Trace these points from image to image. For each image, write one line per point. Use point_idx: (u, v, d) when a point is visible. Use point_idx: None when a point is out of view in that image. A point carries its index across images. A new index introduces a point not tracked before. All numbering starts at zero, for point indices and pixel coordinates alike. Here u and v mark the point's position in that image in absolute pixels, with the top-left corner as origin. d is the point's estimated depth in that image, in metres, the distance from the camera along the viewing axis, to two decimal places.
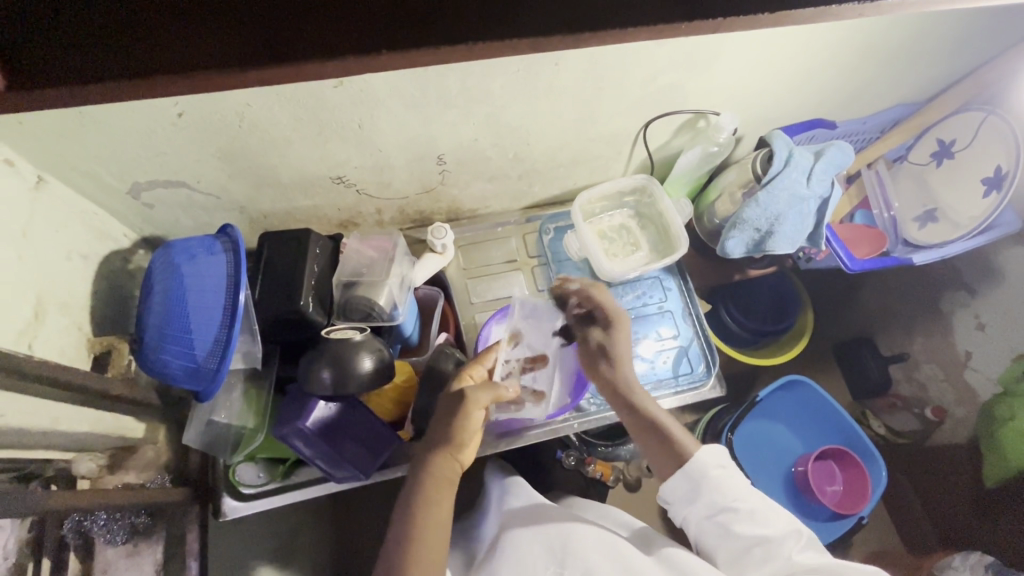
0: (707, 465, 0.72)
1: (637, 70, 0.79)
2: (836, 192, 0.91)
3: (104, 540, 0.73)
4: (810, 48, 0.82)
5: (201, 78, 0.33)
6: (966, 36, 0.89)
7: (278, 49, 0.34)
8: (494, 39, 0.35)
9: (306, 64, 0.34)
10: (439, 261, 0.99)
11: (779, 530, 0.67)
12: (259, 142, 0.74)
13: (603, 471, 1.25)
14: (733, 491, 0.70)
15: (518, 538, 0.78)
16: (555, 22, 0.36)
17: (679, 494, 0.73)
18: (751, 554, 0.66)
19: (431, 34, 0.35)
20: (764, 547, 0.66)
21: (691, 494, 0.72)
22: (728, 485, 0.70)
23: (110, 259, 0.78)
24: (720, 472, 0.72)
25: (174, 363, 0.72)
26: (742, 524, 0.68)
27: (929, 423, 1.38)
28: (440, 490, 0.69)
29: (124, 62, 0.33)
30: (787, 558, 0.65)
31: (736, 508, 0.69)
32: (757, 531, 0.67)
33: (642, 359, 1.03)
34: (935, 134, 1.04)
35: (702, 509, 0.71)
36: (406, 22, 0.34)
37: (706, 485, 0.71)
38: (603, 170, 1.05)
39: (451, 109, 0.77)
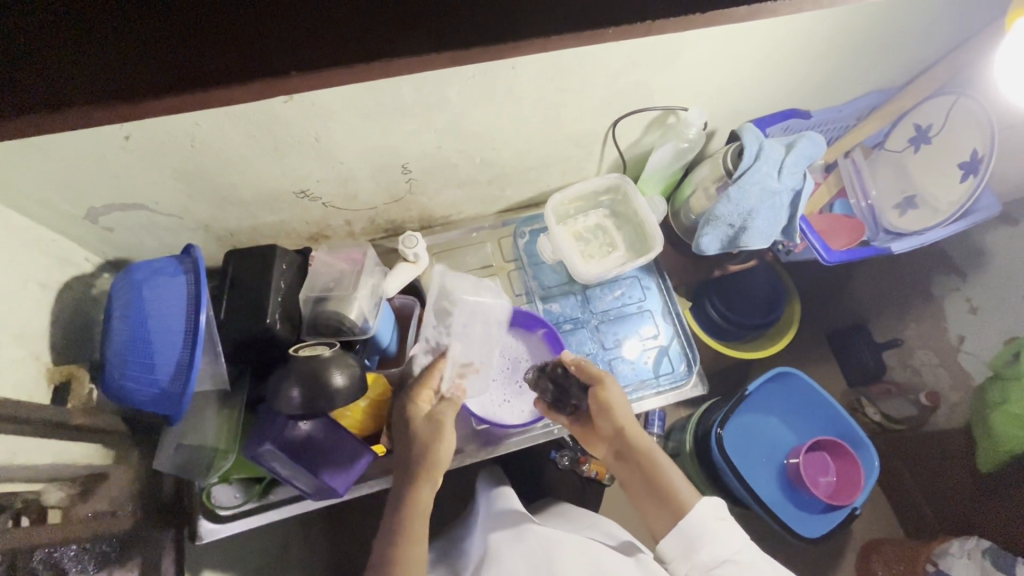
0: (706, 516, 0.68)
1: (597, 71, 0.77)
2: (810, 185, 0.88)
3: (79, 569, 0.66)
4: (772, 41, 0.80)
5: (116, 111, 0.33)
6: (932, 22, 0.87)
7: (187, 75, 0.33)
8: (408, 54, 0.34)
9: (210, 89, 0.33)
10: (412, 270, 0.98)
11: None
12: (214, 161, 0.73)
13: (598, 469, 1.21)
14: (733, 544, 0.66)
15: (502, 554, 0.76)
16: (468, 34, 0.35)
17: (679, 550, 0.67)
18: None
19: (346, 48, 0.34)
20: None
21: (688, 551, 0.67)
22: (728, 537, 0.67)
23: (71, 284, 0.77)
24: (719, 524, 0.68)
25: (138, 389, 0.71)
26: None
27: (924, 408, 1.37)
28: (420, 521, 0.71)
29: (25, 96, 0.31)
30: None
31: (736, 559, 0.65)
32: None
33: (623, 360, 1.02)
34: (911, 120, 1.03)
35: (703, 563, 0.65)
36: (317, 40, 0.33)
37: (708, 537, 0.67)
38: (575, 171, 1.04)
39: (410, 118, 0.76)
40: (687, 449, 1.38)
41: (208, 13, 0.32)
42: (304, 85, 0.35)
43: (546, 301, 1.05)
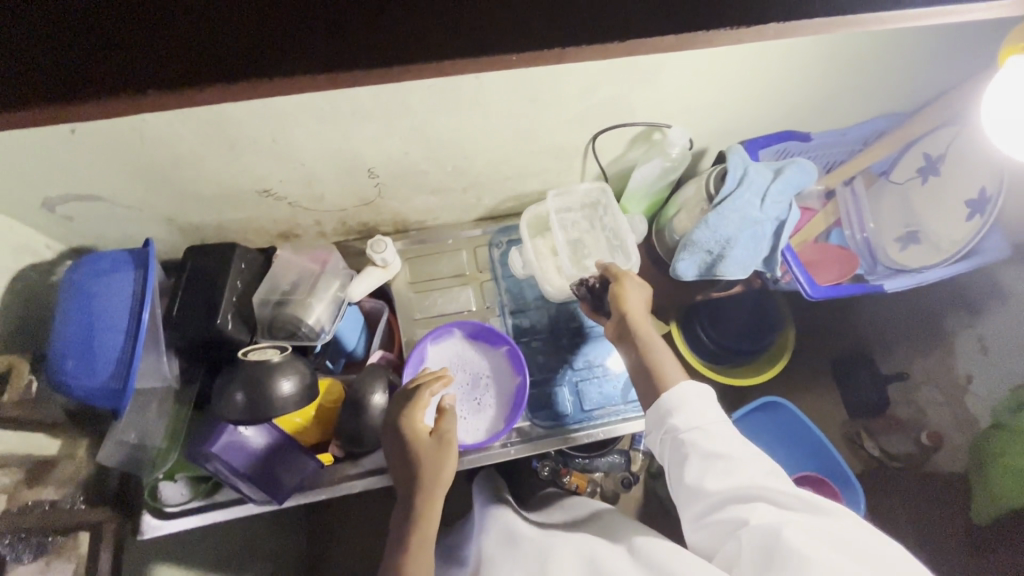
0: (683, 395, 0.69)
1: (569, 84, 0.74)
2: (796, 215, 0.83)
3: (11, 559, 0.67)
4: (758, 61, 0.75)
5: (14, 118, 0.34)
6: (935, 48, 0.82)
7: (67, 89, 0.33)
8: (306, 76, 0.35)
9: (81, 104, 0.34)
10: (380, 275, 0.95)
11: (746, 455, 0.64)
12: (168, 157, 0.72)
13: (579, 483, 1.16)
14: (706, 416, 0.67)
15: (498, 563, 0.76)
16: (361, 56, 0.35)
17: (658, 425, 0.71)
18: (714, 470, 0.63)
19: (245, 66, 0.34)
20: (725, 464, 0.63)
21: (661, 419, 0.70)
22: (704, 412, 0.68)
23: (27, 272, 0.77)
24: (699, 399, 0.69)
25: (75, 384, 0.70)
26: (704, 447, 0.64)
27: (925, 448, 1.31)
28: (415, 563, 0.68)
29: None
30: (747, 481, 0.61)
31: (704, 429, 0.66)
32: (717, 450, 0.64)
33: (590, 382, 0.98)
34: (921, 148, 0.96)
35: (671, 428, 0.68)
36: (201, 59, 0.34)
37: (680, 408, 0.69)
38: (556, 183, 1.00)
39: (370, 123, 0.73)
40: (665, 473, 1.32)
41: (110, 28, 0.34)
42: (210, 98, 0.35)
43: (517, 315, 1.02)
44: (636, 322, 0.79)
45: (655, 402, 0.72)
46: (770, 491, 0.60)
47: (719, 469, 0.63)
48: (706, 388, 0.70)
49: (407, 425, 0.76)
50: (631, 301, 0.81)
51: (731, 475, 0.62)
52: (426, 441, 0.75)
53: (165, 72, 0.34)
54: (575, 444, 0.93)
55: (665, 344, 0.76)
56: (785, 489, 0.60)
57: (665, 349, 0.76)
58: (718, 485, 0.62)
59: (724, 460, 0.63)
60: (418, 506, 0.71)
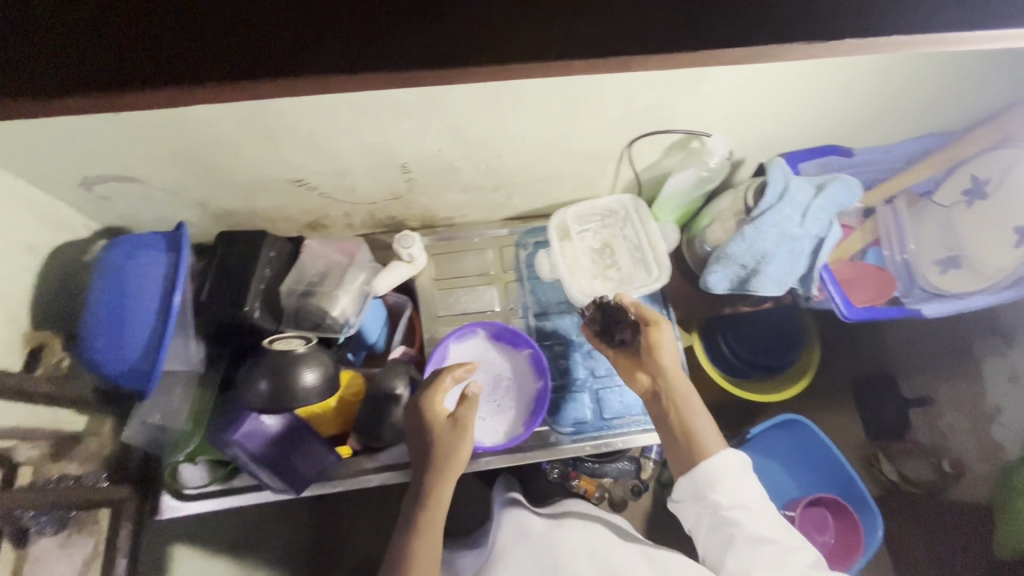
0: (728, 468, 0.68)
1: (611, 88, 0.72)
2: (837, 233, 0.81)
3: (38, 531, 0.71)
4: (809, 73, 0.73)
5: None
6: (991, 67, 0.79)
7: None
8: None
9: None
10: (406, 271, 0.94)
11: (789, 538, 0.65)
12: (206, 143, 0.72)
13: (587, 487, 1.17)
14: (748, 493, 0.68)
15: (508, 553, 0.76)
16: None
17: (690, 496, 0.70)
18: (760, 553, 0.64)
19: None
20: (772, 549, 0.64)
21: (700, 493, 0.69)
22: (745, 488, 0.68)
23: (62, 249, 0.78)
24: (741, 470, 0.69)
25: (107, 363, 0.71)
26: (749, 528, 0.65)
27: (946, 476, 1.27)
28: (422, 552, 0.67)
29: None
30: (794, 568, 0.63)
31: (748, 506, 0.67)
32: (763, 533, 0.65)
33: (611, 390, 0.97)
34: (968, 171, 0.93)
35: (712, 504, 0.68)
36: None
37: (724, 484, 0.68)
38: (588, 186, 0.98)
39: (407, 119, 0.73)
40: None
41: None
42: None
43: (540, 318, 1.01)
44: (673, 376, 0.76)
45: (690, 470, 0.70)
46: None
47: (765, 556, 0.63)
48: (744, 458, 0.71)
49: (428, 407, 0.76)
50: (664, 348, 0.78)
51: (778, 561, 0.63)
52: (443, 424, 0.75)
53: None
54: (595, 452, 0.93)
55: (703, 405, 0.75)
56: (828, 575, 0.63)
57: (701, 412, 0.74)
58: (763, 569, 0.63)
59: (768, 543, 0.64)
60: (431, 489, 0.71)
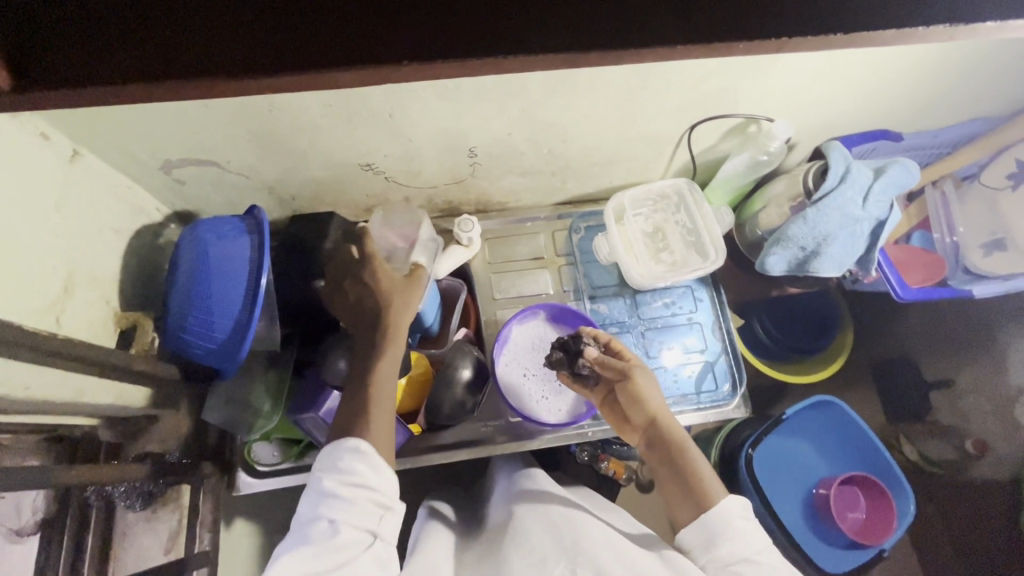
0: (730, 515, 0.67)
1: (686, 73, 0.73)
2: (895, 215, 0.84)
3: (124, 505, 0.76)
4: (878, 58, 0.74)
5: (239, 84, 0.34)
6: None
7: (302, 61, 0.34)
8: (529, 54, 0.35)
9: (311, 73, 0.34)
10: (464, 254, 0.97)
11: None
12: (288, 127, 0.73)
13: (616, 469, 1.15)
14: (756, 545, 0.66)
15: (525, 528, 0.72)
16: (586, 36, 0.35)
17: (696, 537, 0.68)
18: None
19: (468, 41, 0.35)
20: None
21: (705, 543, 0.67)
22: (751, 537, 0.66)
23: (141, 233, 0.79)
24: (745, 523, 0.67)
25: (196, 343, 0.73)
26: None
27: (967, 456, 1.29)
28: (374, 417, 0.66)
29: (155, 65, 0.33)
30: None
31: (754, 561, 0.64)
32: None
33: (665, 370, 0.99)
34: (1014, 155, 0.94)
35: (723, 554, 0.65)
36: (430, 33, 0.34)
37: (729, 534, 0.66)
38: (641, 171, 1.00)
39: (485, 103, 0.74)
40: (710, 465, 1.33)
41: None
42: (414, 75, 0.35)
43: (594, 300, 1.03)
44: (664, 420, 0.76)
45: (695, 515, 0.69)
46: None
47: None
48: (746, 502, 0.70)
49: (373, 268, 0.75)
50: (648, 393, 0.77)
51: None
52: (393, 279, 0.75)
53: (401, 43, 0.34)
54: None
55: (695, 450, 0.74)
56: None
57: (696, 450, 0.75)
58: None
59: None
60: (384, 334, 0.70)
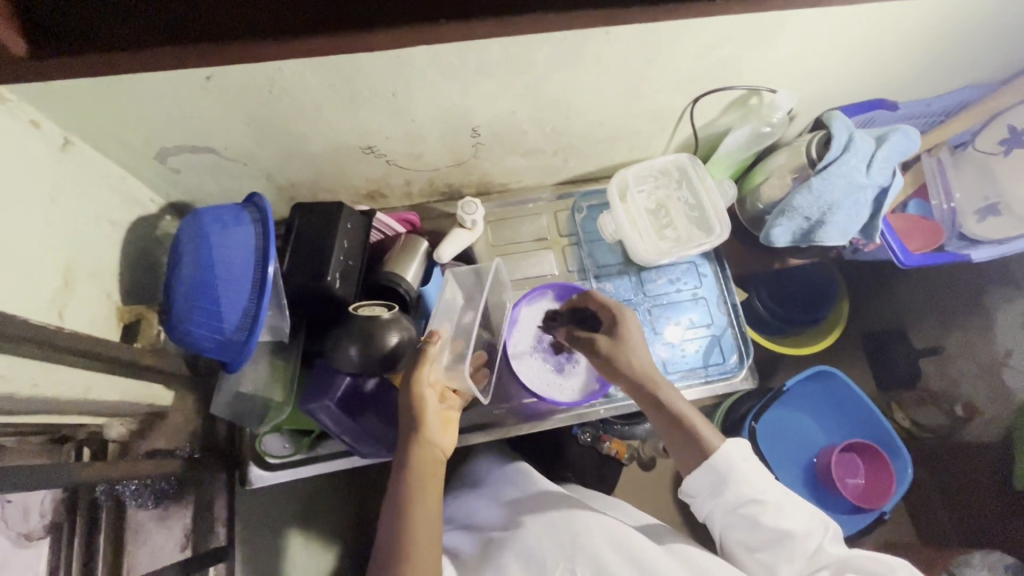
0: (732, 458, 0.68)
1: (692, 43, 0.73)
2: (898, 182, 0.84)
3: (135, 504, 0.75)
4: (882, 22, 0.74)
5: None
6: None
7: None
8: None
9: None
10: (468, 237, 0.94)
11: (803, 525, 0.65)
12: (289, 109, 0.71)
13: (618, 449, 1.16)
14: (760, 484, 0.67)
15: (524, 529, 0.74)
16: None
17: (729, 511, 0.68)
18: (777, 545, 0.65)
19: None
20: (789, 543, 0.64)
21: (714, 487, 0.69)
22: (754, 479, 0.67)
23: (137, 224, 0.77)
24: (747, 464, 0.68)
25: (203, 335, 0.71)
26: (767, 518, 0.65)
27: (958, 419, 1.31)
28: (423, 529, 0.65)
29: None
30: (814, 549, 0.64)
31: (762, 499, 0.66)
32: (779, 525, 0.65)
33: (671, 346, 1.00)
34: (1006, 120, 0.96)
35: (727, 501, 0.68)
36: None
37: (735, 477, 0.67)
38: (643, 147, 0.99)
39: (491, 79, 0.72)
40: None
41: None
42: None
43: (600, 279, 1.03)
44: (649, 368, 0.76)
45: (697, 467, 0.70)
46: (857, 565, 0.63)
47: (784, 546, 0.65)
48: (745, 441, 0.71)
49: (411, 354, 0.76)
50: (636, 350, 0.76)
51: (791, 552, 0.65)
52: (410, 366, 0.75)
53: None
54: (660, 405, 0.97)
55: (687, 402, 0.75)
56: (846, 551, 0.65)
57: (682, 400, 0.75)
58: (800, 564, 0.65)
59: (812, 548, 0.64)
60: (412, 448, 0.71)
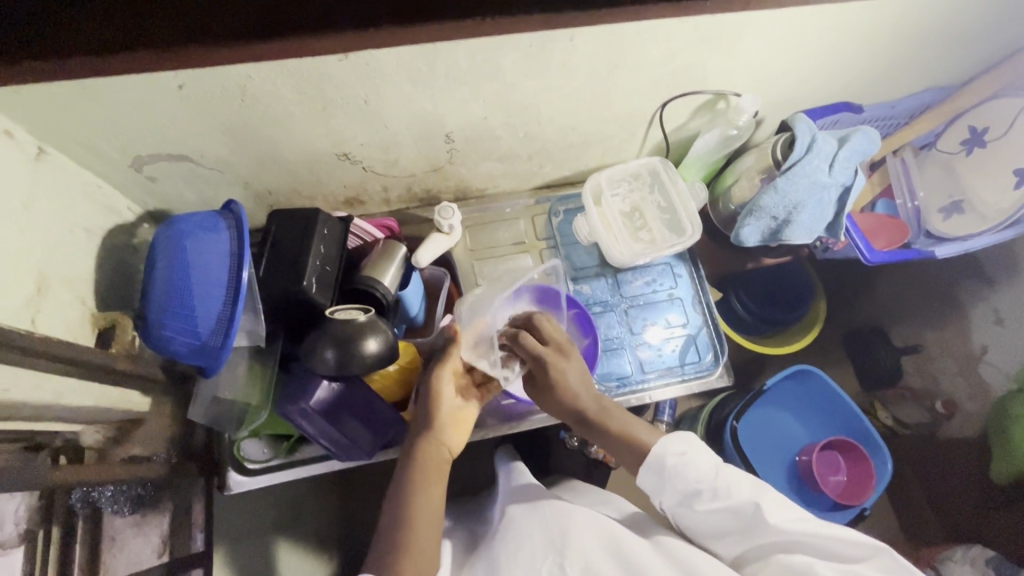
0: (663, 453, 0.68)
1: (654, 49, 0.75)
2: (860, 181, 0.87)
3: (111, 510, 0.74)
4: (840, 26, 0.77)
5: None
6: (991, 19, 0.84)
7: None
8: None
9: None
10: (445, 242, 0.95)
11: (743, 502, 0.64)
12: (262, 116, 0.72)
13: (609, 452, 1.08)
14: (695, 473, 0.66)
15: (517, 528, 0.74)
16: None
17: (677, 503, 0.68)
18: (725, 527, 0.66)
19: None
20: (734, 520, 0.65)
21: (659, 484, 0.69)
22: (687, 470, 0.67)
23: (114, 232, 0.78)
24: (678, 460, 0.68)
25: (178, 340, 0.72)
26: (705, 505, 0.66)
27: (937, 416, 1.32)
28: (422, 515, 0.68)
29: None
30: (756, 527, 0.63)
31: (699, 490, 0.66)
32: (718, 507, 0.65)
33: (648, 346, 1.01)
34: (967, 121, 1.00)
35: (671, 497, 0.68)
36: None
37: (668, 473, 0.68)
38: (616, 152, 1.02)
39: (460, 85, 0.74)
40: (696, 439, 1.34)
41: None
42: None
43: (577, 282, 1.05)
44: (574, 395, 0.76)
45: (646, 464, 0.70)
46: (812, 542, 0.61)
47: (729, 527, 0.65)
48: (683, 432, 0.70)
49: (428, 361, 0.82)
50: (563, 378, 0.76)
51: (742, 529, 0.64)
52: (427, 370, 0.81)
53: None
54: (637, 404, 0.98)
55: (618, 406, 0.77)
56: (799, 517, 0.63)
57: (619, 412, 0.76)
58: (749, 541, 0.65)
59: (757, 526, 0.63)
60: (421, 443, 0.74)
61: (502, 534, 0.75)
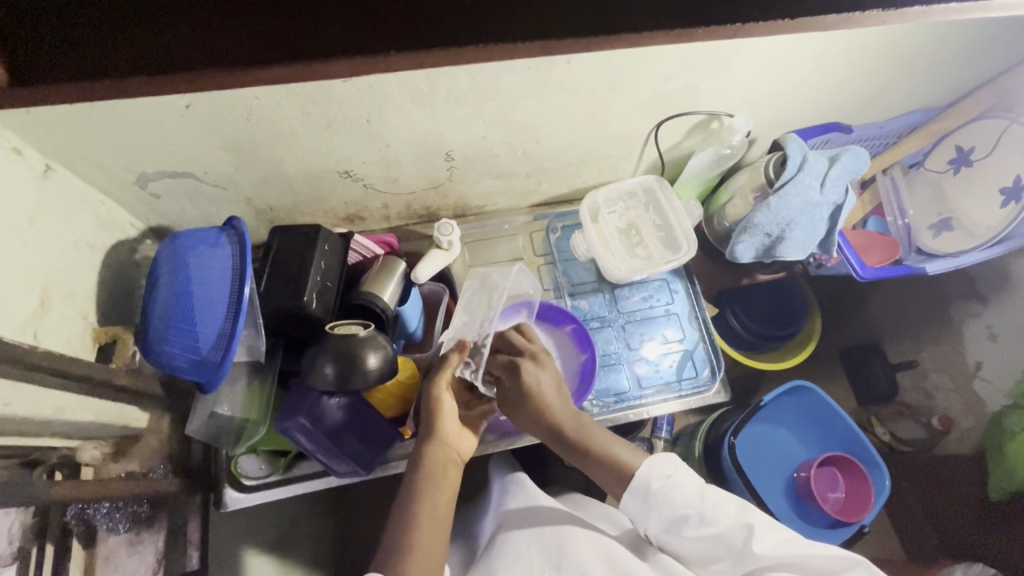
0: (649, 477, 0.68)
1: (649, 73, 0.78)
2: (851, 200, 0.89)
3: (106, 528, 0.73)
4: (828, 50, 0.80)
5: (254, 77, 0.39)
6: (973, 46, 0.87)
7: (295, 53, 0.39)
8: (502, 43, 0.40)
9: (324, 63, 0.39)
10: (444, 258, 0.96)
11: (731, 527, 0.65)
12: (266, 135, 0.74)
13: None
14: (681, 497, 0.66)
15: (515, 544, 0.74)
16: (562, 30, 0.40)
17: (663, 530, 0.67)
18: (712, 552, 0.65)
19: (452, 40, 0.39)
20: (720, 546, 0.65)
21: (644, 510, 0.67)
22: (673, 495, 0.66)
23: (117, 248, 0.78)
24: (664, 484, 0.67)
25: (179, 356, 0.72)
26: (693, 530, 0.65)
27: (935, 433, 1.30)
28: (426, 523, 0.67)
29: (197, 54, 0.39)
30: (742, 549, 0.64)
31: (687, 515, 0.65)
32: (709, 534, 0.65)
33: (646, 361, 1.02)
34: (953, 141, 1.03)
35: (657, 524, 0.67)
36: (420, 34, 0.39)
37: (654, 499, 0.67)
38: (613, 170, 1.04)
39: (461, 106, 0.76)
40: (695, 454, 1.34)
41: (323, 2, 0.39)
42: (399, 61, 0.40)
43: (575, 297, 1.06)
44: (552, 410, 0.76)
45: (629, 488, 0.69)
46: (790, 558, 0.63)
47: (715, 553, 0.65)
48: (669, 453, 0.70)
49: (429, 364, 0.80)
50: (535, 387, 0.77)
51: (727, 553, 0.65)
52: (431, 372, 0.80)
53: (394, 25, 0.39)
54: (635, 419, 0.98)
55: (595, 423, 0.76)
56: (782, 539, 0.64)
57: (598, 430, 0.75)
58: (736, 565, 0.65)
59: (745, 552, 0.64)
60: (427, 447, 0.74)
61: (498, 548, 0.75)
